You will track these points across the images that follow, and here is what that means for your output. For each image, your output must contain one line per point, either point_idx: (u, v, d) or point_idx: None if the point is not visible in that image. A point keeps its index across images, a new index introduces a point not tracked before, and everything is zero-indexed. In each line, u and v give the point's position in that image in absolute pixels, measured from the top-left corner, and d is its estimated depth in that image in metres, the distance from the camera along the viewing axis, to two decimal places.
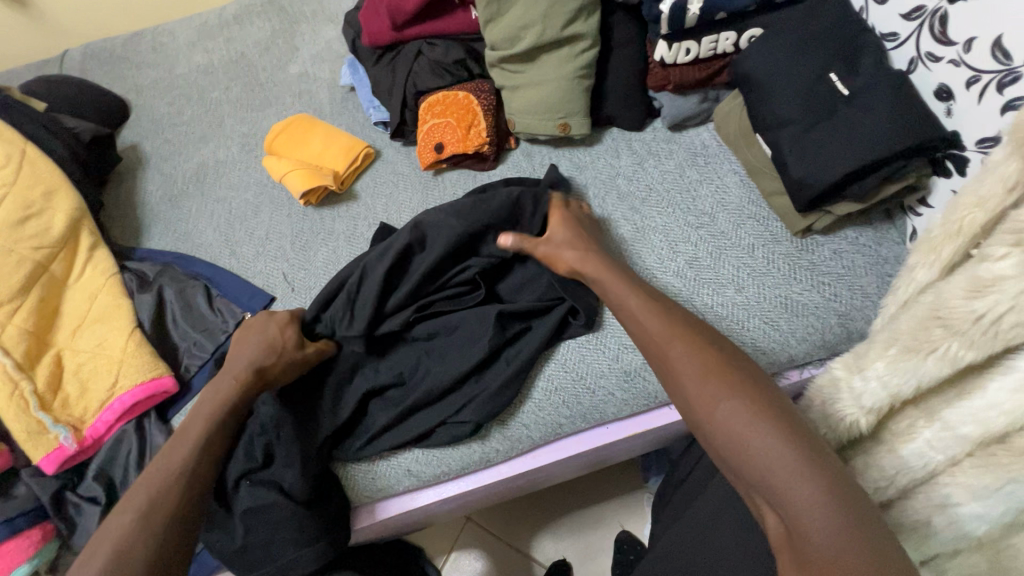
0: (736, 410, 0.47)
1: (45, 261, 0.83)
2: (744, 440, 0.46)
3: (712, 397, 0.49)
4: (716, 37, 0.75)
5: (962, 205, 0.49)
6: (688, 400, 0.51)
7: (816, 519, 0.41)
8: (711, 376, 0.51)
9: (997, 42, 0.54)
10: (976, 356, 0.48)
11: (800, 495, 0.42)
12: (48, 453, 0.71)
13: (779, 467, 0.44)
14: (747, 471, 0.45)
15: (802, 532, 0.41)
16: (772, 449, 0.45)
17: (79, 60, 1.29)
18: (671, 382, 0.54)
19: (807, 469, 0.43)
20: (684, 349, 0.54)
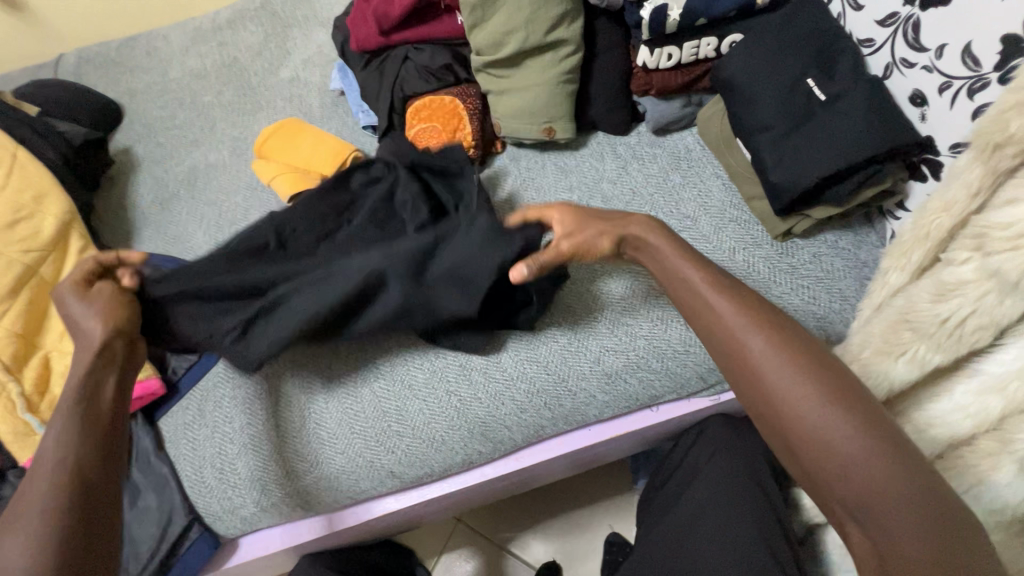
0: (833, 424, 0.45)
1: (34, 264, 0.84)
2: (842, 459, 0.45)
3: (803, 407, 0.47)
4: (697, 43, 0.76)
5: (930, 210, 0.50)
6: (769, 412, 0.49)
7: (912, 549, 0.42)
8: (812, 389, 0.47)
9: (967, 49, 0.55)
10: (943, 359, 0.49)
11: (892, 516, 0.43)
12: (34, 453, 0.73)
13: (881, 492, 0.43)
14: (841, 491, 0.45)
15: (896, 556, 0.42)
16: (863, 469, 0.44)
17: (74, 64, 1.30)
18: (750, 387, 0.50)
19: (910, 494, 0.42)
20: (767, 344, 0.50)
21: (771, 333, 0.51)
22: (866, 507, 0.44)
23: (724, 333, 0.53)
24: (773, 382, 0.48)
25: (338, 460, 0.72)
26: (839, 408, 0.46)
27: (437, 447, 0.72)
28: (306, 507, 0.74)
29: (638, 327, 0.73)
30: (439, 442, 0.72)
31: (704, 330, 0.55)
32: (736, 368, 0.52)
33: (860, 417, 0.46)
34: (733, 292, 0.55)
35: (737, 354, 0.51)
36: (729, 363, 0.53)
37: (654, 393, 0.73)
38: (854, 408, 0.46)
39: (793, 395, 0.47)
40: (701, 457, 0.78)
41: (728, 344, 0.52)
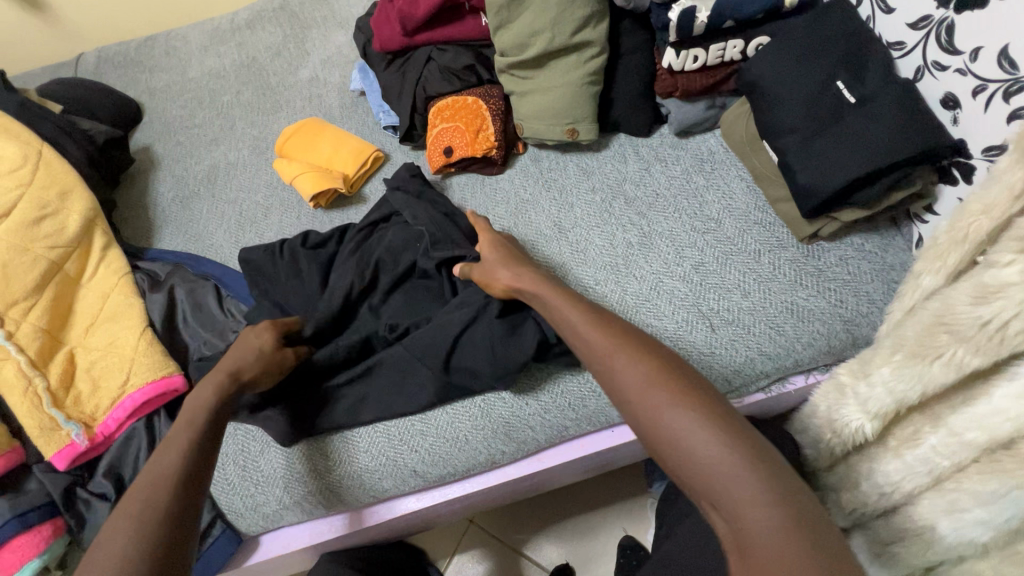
0: (672, 413, 0.46)
1: (59, 260, 0.85)
2: (681, 446, 0.45)
3: (654, 404, 0.47)
4: (723, 45, 0.76)
5: (969, 212, 0.50)
6: (637, 411, 0.49)
7: (756, 526, 0.40)
8: (643, 376, 0.49)
9: (1004, 52, 0.55)
10: (982, 362, 0.48)
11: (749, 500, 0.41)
12: (60, 449, 0.72)
13: (710, 474, 0.43)
14: (691, 479, 0.44)
15: (751, 541, 0.39)
16: (706, 453, 0.44)
17: (94, 64, 1.31)
18: (610, 386, 0.52)
19: (742, 471, 0.42)
20: (626, 359, 0.51)
21: (626, 347, 0.53)
22: (705, 489, 0.43)
23: (589, 348, 0.55)
24: (622, 381, 0.50)
25: (362, 459, 0.72)
26: (673, 398, 0.47)
27: (460, 448, 0.72)
28: (327, 507, 0.74)
29: (663, 329, 0.72)
30: (462, 442, 0.72)
31: (575, 350, 0.58)
32: (597, 373, 0.54)
33: (701, 404, 0.46)
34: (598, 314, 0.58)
35: (599, 359, 0.54)
36: (593, 369, 0.54)
37: None
38: (694, 396, 0.47)
39: (636, 388, 0.49)
40: None
41: (588, 348, 0.55)
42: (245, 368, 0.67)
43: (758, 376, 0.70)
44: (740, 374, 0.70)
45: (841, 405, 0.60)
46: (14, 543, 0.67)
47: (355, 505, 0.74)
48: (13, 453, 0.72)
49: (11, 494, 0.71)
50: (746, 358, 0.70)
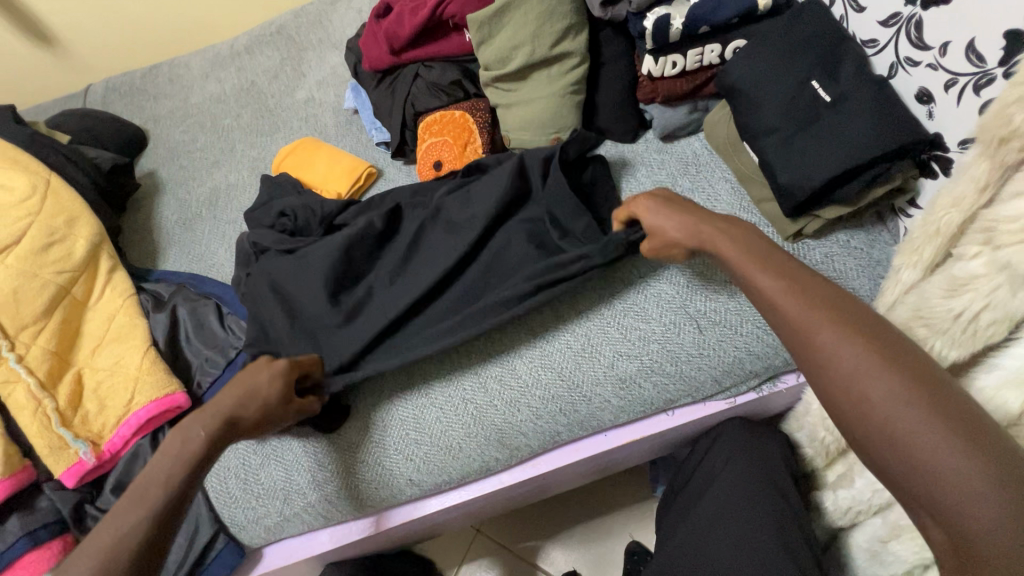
0: (897, 403, 0.40)
1: (67, 284, 0.88)
2: (905, 442, 0.39)
3: (868, 392, 0.42)
4: (701, 50, 0.77)
5: (939, 206, 0.50)
6: (845, 398, 0.43)
7: (979, 525, 0.36)
8: (864, 357, 0.43)
9: (971, 46, 0.55)
10: (960, 354, 0.48)
11: (973, 509, 0.36)
12: (69, 467, 0.75)
13: (951, 484, 0.37)
14: (914, 481, 0.39)
15: (981, 553, 0.36)
16: (945, 460, 0.38)
17: (102, 94, 1.36)
18: (809, 362, 0.46)
19: (979, 485, 0.36)
20: (855, 348, 0.43)
21: (841, 320, 0.45)
22: (928, 492, 0.38)
23: (782, 316, 0.48)
24: (835, 368, 0.44)
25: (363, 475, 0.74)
26: (910, 385, 0.41)
27: (454, 456, 0.73)
28: (327, 515, 0.75)
29: (651, 331, 0.73)
30: (456, 450, 0.73)
31: (765, 315, 0.51)
32: (791, 340, 0.47)
33: (926, 397, 0.40)
34: (790, 276, 0.50)
35: (792, 328, 0.47)
36: (790, 340, 0.47)
37: (668, 396, 0.73)
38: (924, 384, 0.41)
39: (857, 370, 0.42)
40: (716, 462, 0.78)
41: (788, 326, 0.48)
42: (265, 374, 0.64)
43: (748, 374, 0.72)
44: (728, 373, 0.72)
45: None
46: (24, 560, 0.70)
47: (358, 513, 0.75)
48: (25, 472, 0.74)
49: (23, 513, 0.73)
50: (735, 359, 0.71)
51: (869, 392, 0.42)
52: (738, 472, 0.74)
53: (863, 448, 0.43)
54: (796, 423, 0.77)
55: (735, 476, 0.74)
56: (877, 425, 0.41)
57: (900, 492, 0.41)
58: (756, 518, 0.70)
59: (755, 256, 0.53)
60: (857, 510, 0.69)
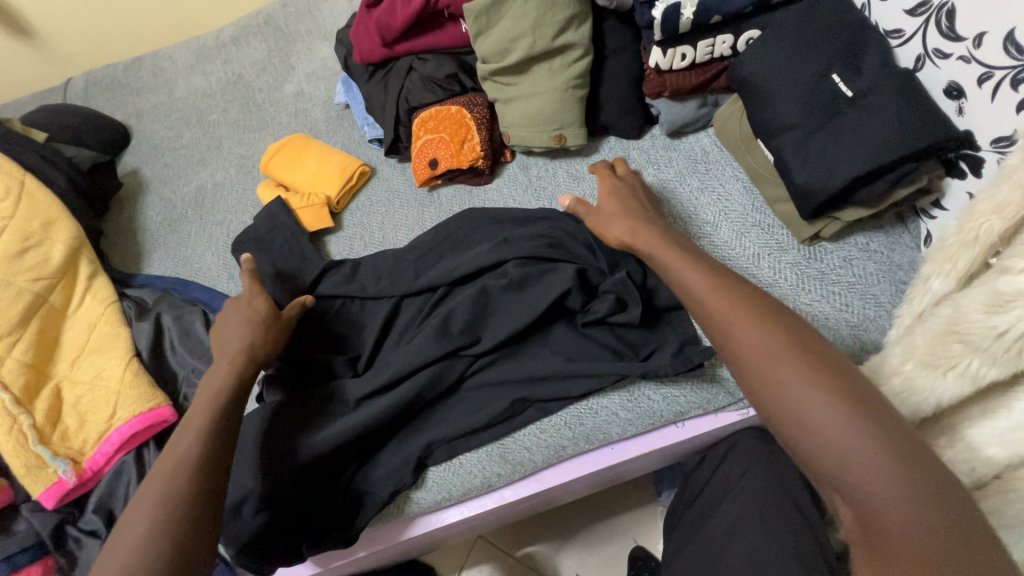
0: (801, 383, 0.45)
1: (44, 293, 0.84)
2: (813, 417, 0.43)
3: (777, 375, 0.46)
4: (712, 41, 0.73)
5: (978, 212, 0.46)
6: (760, 385, 0.47)
7: (882, 489, 0.39)
8: (775, 346, 0.47)
9: (1010, 37, 0.51)
10: (998, 374, 0.45)
11: (869, 474, 0.40)
12: (47, 487, 0.71)
13: (861, 456, 0.41)
14: (823, 453, 0.42)
15: (881, 518, 0.39)
16: (847, 433, 0.42)
17: (82, 88, 1.30)
18: (732, 354, 0.50)
19: (871, 450, 0.40)
20: (761, 336, 0.48)
21: (760, 315, 0.50)
22: (838, 461, 0.41)
23: (709, 312, 0.52)
24: (750, 355, 0.48)
25: (334, 501, 0.67)
26: (817, 371, 0.45)
27: (454, 472, 0.70)
28: None
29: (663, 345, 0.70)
30: (456, 464, 0.70)
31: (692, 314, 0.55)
32: (715, 331, 0.52)
33: (829, 379, 0.45)
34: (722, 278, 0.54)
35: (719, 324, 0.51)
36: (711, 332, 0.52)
37: (679, 409, 0.69)
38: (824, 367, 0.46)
39: (769, 355, 0.47)
40: (730, 475, 0.74)
41: (710, 322, 0.52)
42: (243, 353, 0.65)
43: None
44: None
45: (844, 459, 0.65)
46: None
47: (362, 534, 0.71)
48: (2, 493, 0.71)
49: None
50: None
51: (778, 378, 0.46)
52: (752, 486, 0.71)
53: (777, 433, 0.46)
54: None
55: (750, 489, 0.71)
56: (784, 407, 0.45)
57: (812, 473, 0.44)
58: (772, 532, 0.66)
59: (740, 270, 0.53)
60: None
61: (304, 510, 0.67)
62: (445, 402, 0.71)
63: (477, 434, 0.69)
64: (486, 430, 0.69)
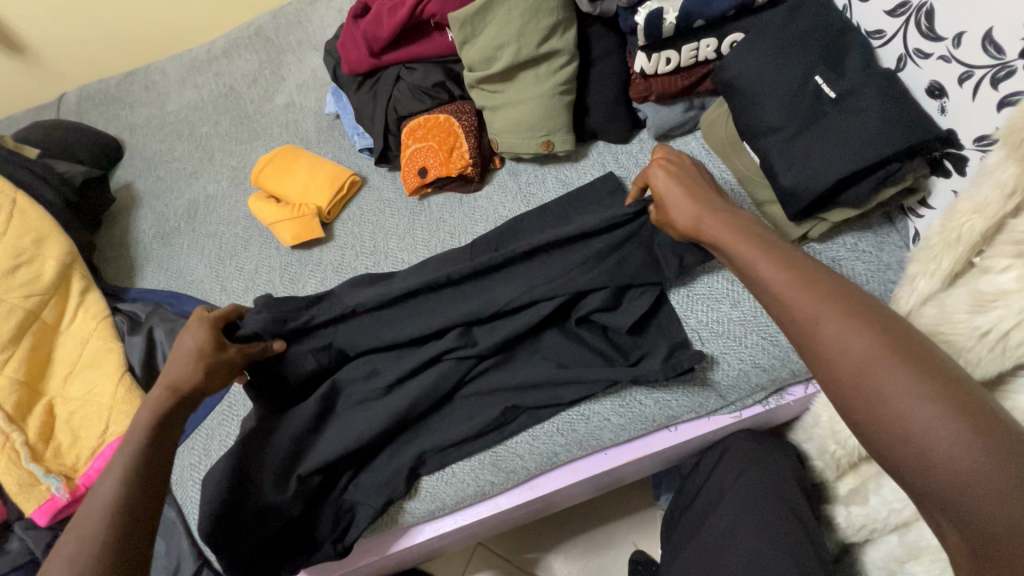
0: (909, 389, 0.39)
1: (36, 309, 0.84)
2: (922, 435, 0.37)
3: (882, 383, 0.39)
4: (696, 45, 0.73)
5: (960, 211, 0.46)
6: (852, 393, 0.41)
7: (1006, 524, 0.34)
8: (870, 349, 0.41)
9: (988, 36, 0.51)
10: (985, 374, 0.45)
11: (989, 498, 0.34)
12: (41, 504, 0.71)
13: (978, 484, 0.35)
14: (929, 479, 0.37)
15: (1000, 547, 0.34)
16: (962, 453, 0.36)
17: (76, 103, 1.30)
18: (816, 358, 0.44)
19: (999, 471, 0.35)
20: (856, 333, 0.42)
21: (850, 309, 0.43)
22: (952, 491, 0.36)
23: (794, 315, 0.46)
24: (845, 361, 0.42)
25: (326, 513, 0.67)
26: (921, 378, 0.39)
27: (447, 481, 0.70)
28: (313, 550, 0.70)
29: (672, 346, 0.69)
30: (449, 473, 0.70)
31: (766, 306, 0.49)
32: (792, 326, 0.46)
33: (947, 391, 0.38)
34: (799, 266, 0.48)
35: (798, 321, 0.45)
36: (790, 330, 0.46)
37: (671, 413, 0.69)
38: (944, 379, 0.39)
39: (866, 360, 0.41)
40: (725, 478, 0.75)
41: (791, 316, 0.46)
42: (184, 377, 0.60)
43: (754, 389, 0.69)
44: (733, 388, 0.68)
45: (826, 446, 0.68)
46: None
47: (360, 544, 0.71)
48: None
49: None
50: (739, 372, 0.68)
51: (876, 383, 0.40)
52: (746, 488, 0.71)
53: (870, 445, 0.41)
54: (804, 434, 0.73)
55: (744, 493, 0.71)
56: (882, 420, 0.39)
57: (912, 492, 0.39)
58: (765, 536, 0.66)
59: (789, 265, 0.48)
60: (872, 528, 0.65)
61: (295, 524, 0.66)
62: (438, 412, 0.71)
63: (470, 445, 0.69)
64: (481, 439, 0.69)
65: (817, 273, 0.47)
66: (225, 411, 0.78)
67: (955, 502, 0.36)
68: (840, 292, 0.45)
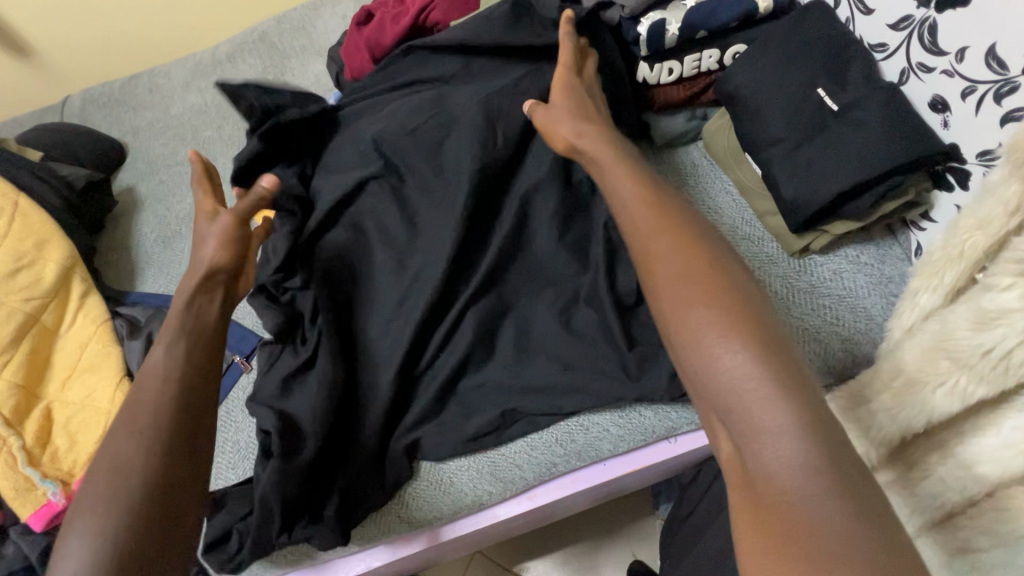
0: (712, 320, 0.40)
1: (36, 312, 0.84)
2: (712, 357, 0.38)
3: (688, 313, 0.41)
4: (699, 55, 0.73)
5: (962, 227, 0.46)
6: (668, 321, 0.42)
7: (768, 439, 0.35)
8: (684, 280, 0.42)
9: (991, 51, 0.51)
10: (987, 392, 0.44)
11: (758, 413, 0.36)
12: (36, 509, 0.71)
13: (748, 399, 0.36)
14: (714, 397, 0.38)
15: (759, 460, 0.35)
16: (743, 374, 0.37)
17: (80, 106, 1.31)
18: (645, 287, 0.46)
19: (767, 390, 0.36)
20: (678, 268, 0.43)
21: (682, 245, 0.45)
22: (727, 405, 0.37)
23: (640, 251, 0.47)
24: (663, 293, 0.43)
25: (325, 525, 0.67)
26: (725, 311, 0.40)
27: (445, 489, 0.69)
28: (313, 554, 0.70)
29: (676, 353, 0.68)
30: (446, 482, 0.69)
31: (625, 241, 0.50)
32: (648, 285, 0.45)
33: (749, 325, 0.39)
34: (659, 206, 0.49)
35: (642, 254, 0.47)
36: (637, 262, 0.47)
37: (670, 425, 0.68)
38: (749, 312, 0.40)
39: (679, 292, 0.42)
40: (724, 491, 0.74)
41: (637, 249, 0.48)
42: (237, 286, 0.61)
43: None
44: None
45: None
46: None
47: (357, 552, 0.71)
48: None
49: None
50: None
51: (687, 312, 0.41)
52: None
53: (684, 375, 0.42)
54: None
55: None
56: (684, 344, 0.40)
57: (709, 417, 0.41)
58: None
59: (646, 201, 0.49)
60: None
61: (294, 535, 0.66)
62: None
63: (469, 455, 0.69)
64: (480, 449, 0.69)
65: (670, 211, 0.48)
66: (221, 420, 0.78)
67: (732, 419, 0.37)
68: (681, 228, 0.46)
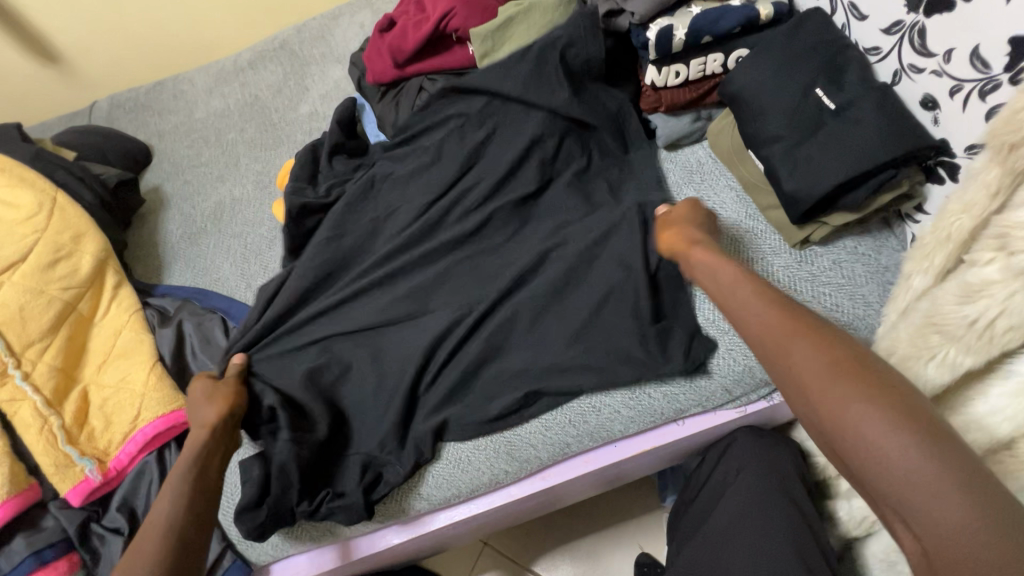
0: (865, 407, 0.41)
1: (73, 301, 0.88)
2: (872, 446, 0.40)
3: (840, 402, 0.43)
4: (704, 59, 0.78)
5: (949, 211, 0.50)
6: (814, 411, 0.45)
7: (947, 520, 0.37)
8: (829, 367, 0.44)
9: (975, 52, 0.56)
10: (974, 361, 0.48)
11: (930, 494, 0.38)
12: (75, 485, 0.74)
13: (917, 480, 0.38)
14: (880, 482, 0.40)
15: (942, 544, 0.37)
16: (909, 457, 0.39)
17: (107, 110, 1.36)
18: (780, 376, 0.48)
19: (939, 472, 0.38)
20: (817, 357, 0.46)
21: (808, 334, 0.47)
22: (893, 492, 0.39)
23: (765, 344, 0.50)
24: (805, 378, 0.45)
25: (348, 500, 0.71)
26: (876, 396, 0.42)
27: (463, 468, 0.72)
28: (334, 529, 0.73)
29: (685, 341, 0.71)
30: (464, 462, 0.72)
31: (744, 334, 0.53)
32: (768, 357, 0.49)
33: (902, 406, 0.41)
34: (778, 300, 0.52)
35: (771, 346, 0.49)
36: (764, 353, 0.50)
37: (679, 407, 0.72)
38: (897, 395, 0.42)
39: (824, 376, 0.44)
40: (728, 473, 0.77)
41: (761, 342, 0.50)
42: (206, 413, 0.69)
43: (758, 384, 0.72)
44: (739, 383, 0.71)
45: None
46: None
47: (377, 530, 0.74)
48: (30, 491, 0.74)
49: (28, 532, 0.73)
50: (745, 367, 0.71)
51: (838, 399, 0.43)
52: (749, 482, 0.74)
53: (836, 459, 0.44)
54: None
55: (748, 486, 0.74)
56: (841, 434, 0.42)
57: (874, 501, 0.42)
58: (769, 527, 0.69)
59: (757, 292, 0.53)
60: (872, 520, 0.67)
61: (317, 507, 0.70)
62: None
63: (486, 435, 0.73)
64: (495, 429, 0.72)
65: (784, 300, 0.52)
66: None
67: (903, 502, 0.39)
68: (804, 319, 0.49)
